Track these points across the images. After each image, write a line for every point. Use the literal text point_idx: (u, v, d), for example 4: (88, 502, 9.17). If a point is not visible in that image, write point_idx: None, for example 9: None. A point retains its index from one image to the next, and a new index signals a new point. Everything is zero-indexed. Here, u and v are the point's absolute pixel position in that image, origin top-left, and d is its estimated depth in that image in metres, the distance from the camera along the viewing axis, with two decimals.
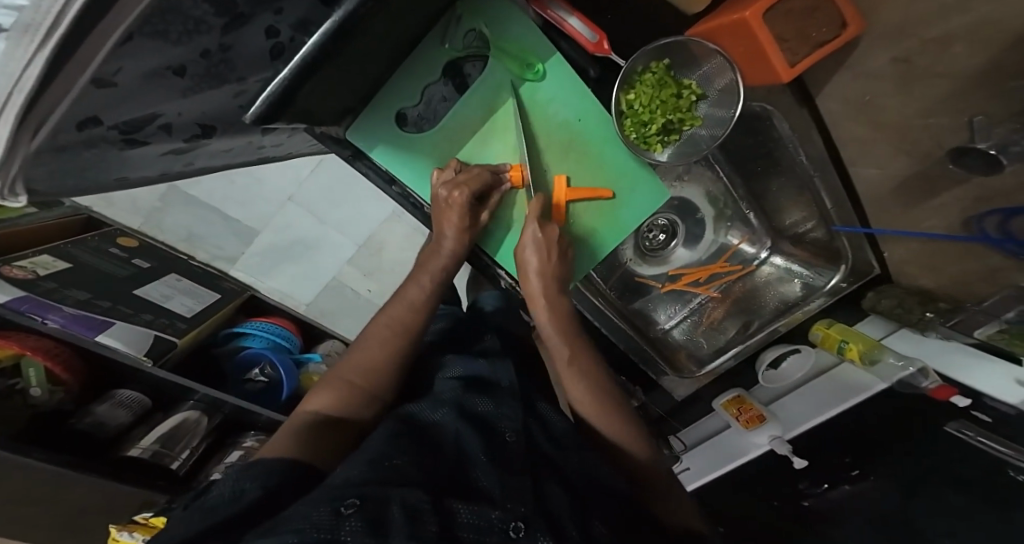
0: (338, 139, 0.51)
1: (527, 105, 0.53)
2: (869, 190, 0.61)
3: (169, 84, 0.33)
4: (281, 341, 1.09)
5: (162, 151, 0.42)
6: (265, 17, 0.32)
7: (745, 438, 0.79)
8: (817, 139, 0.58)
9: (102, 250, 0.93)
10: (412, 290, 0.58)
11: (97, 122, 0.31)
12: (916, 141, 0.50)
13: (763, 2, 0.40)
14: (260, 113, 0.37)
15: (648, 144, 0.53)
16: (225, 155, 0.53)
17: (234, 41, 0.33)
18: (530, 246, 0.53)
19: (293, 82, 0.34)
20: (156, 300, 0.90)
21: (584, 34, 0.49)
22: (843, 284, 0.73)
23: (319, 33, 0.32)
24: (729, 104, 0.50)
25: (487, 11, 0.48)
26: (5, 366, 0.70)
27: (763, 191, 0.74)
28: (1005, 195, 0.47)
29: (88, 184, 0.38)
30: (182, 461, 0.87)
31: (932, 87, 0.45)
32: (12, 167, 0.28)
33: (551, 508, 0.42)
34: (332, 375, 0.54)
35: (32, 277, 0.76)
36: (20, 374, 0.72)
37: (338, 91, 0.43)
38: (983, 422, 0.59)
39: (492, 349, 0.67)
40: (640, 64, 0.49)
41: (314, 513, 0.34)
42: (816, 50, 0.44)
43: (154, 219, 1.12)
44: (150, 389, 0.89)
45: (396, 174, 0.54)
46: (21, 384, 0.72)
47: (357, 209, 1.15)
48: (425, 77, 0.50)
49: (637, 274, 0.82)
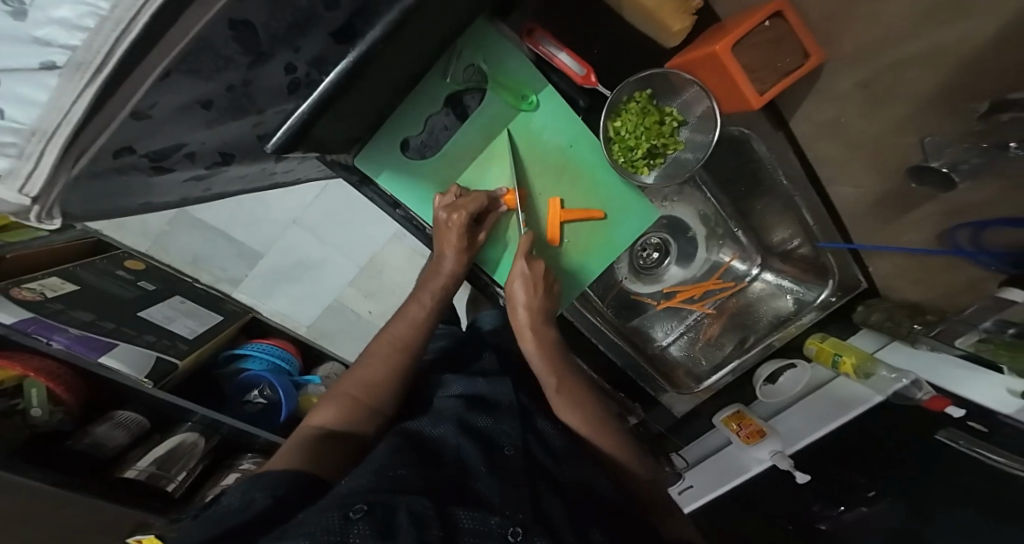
0: (348, 166, 0.54)
1: (522, 133, 0.57)
2: (847, 207, 0.64)
3: (197, 116, 0.36)
4: (281, 363, 1.10)
5: (184, 178, 0.45)
6: (285, 55, 0.36)
7: (748, 454, 0.81)
8: (794, 160, 0.62)
9: (109, 271, 0.95)
10: (413, 307, 0.60)
11: (132, 151, 0.34)
12: (884, 160, 0.53)
13: (731, 38, 0.44)
14: (280, 142, 0.44)
15: (636, 167, 0.57)
16: (241, 181, 0.56)
17: (256, 77, 0.37)
18: (518, 287, 0.57)
19: (313, 114, 0.42)
20: (158, 322, 0.92)
21: (573, 68, 0.54)
22: (834, 298, 0.75)
23: (336, 72, 0.40)
24: (708, 129, 0.54)
25: (486, 48, 0.52)
26: (7, 386, 0.70)
27: (749, 211, 0.77)
28: (973, 209, 0.49)
29: (116, 208, 0.41)
30: (179, 482, 0.90)
31: (894, 111, 0.48)
32: (54, 190, 0.31)
33: (547, 513, 0.45)
34: (336, 390, 0.56)
35: (40, 298, 0.77)
36: (21, 394, 0.72)
37: (347, 121, 0.47)
38: (981, 433, 0.57)
39: (490, 366, 0.69)
40: (626, 93, 0.53)
41: (323, 518, 0.37)
42: (783, 79, 0.47)
43: (161, 242, 1.16)
44: (150, 409, 0.90)
45: (400, 198, 0.58)
46: (21, 404, 0.72)
47: (359, 232, 1.18)
48: (428, 109, 0.53)
49: (632, 292, 0.84)
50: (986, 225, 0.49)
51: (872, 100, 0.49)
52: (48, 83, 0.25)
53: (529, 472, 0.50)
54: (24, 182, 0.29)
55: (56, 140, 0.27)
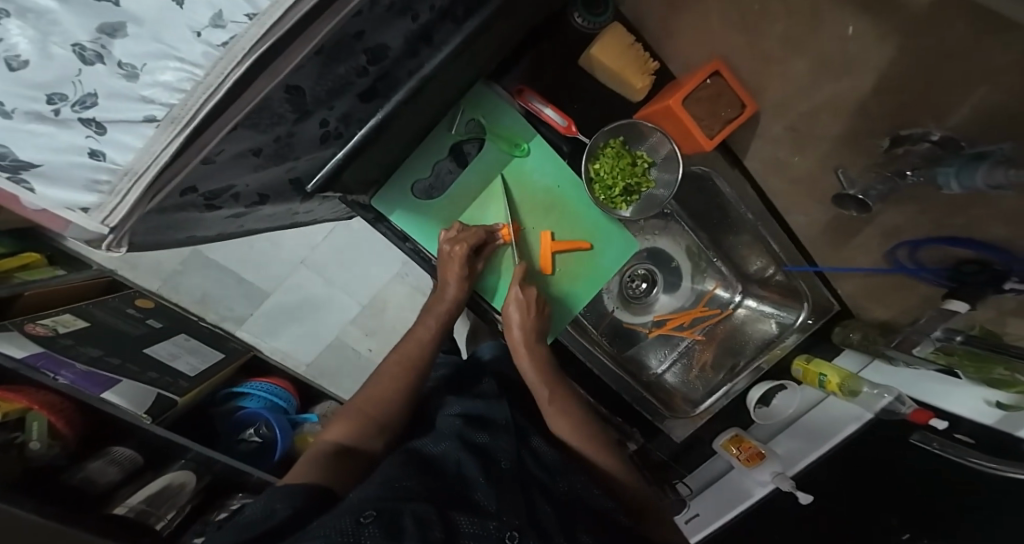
0: (365, 206, 0.62)
1: (516, 174, 0.65)
2: (805, 234, 0.72)
3: (248, 162, 0.45)
4: (278, 401, 1.13)
5: (226, 215, 0.54)
6: (322, 113, 0.46)
7: (751, 477, 0.88)
8: (752, 195, 0.71)
9: (121, 310, 1.00)
10: (421, 329, 0.67)
11: (194, 190, 0.43)
12: (823, 193, 0.62)
13: (678, 93, 0.54)
14: (318, 185, 0.52)
15: (614, 203, 0.65)
16: (267, 220, 0.65)
17: (299, 131, 0.46)
18: (513, 308, 0.64)
19: (345, 161, 0.50)
20: (163, 358, 0.95)
21: (556, 120, 0.63)
22: (811, 321, 0.81)
23: (368, 127, 0.48)
24: (673, 169, 0.63)
25: (485, 106, 0.62)
26: (11, 418, 0.71)
27: (727, 242, 0.85)
28: (903, 231, 0.56)
29: (166, 239, 0.50)
30: (167, 522, 0.85)
31: (820, 148, 0.57)
32: (127, 222, 0.37)
33: (545, 527, 0.47)
34: (348, 409, 0.61)
35: (52, 334, 0.80)
36: (22, 427, 0.72)
37: (369, 168, 0.56)
38: (967, 442, 0.62)
39: (489, 389, 0.72)
40: (601, 140, 0.62)
41: (338, 522, 0.39)
42: (727, 126, 0.57)
43: (173, 280, 1.21)
44: (146, 445, 0.91)
45: (409, 232, 0.65)
46: (21, 437, 0.72)
47: (364, 272, 1.25)
48: (435, 155, 0.63)
49: (625, 321, 0.89)
50: (919, 244, 0.56)
51: (802, 141, 0.58)
52: (146, 132, 0.32)
53: (523, 482, 0.53)
54: (108, 213, 0.36)
55: (143, 178, 0.34)
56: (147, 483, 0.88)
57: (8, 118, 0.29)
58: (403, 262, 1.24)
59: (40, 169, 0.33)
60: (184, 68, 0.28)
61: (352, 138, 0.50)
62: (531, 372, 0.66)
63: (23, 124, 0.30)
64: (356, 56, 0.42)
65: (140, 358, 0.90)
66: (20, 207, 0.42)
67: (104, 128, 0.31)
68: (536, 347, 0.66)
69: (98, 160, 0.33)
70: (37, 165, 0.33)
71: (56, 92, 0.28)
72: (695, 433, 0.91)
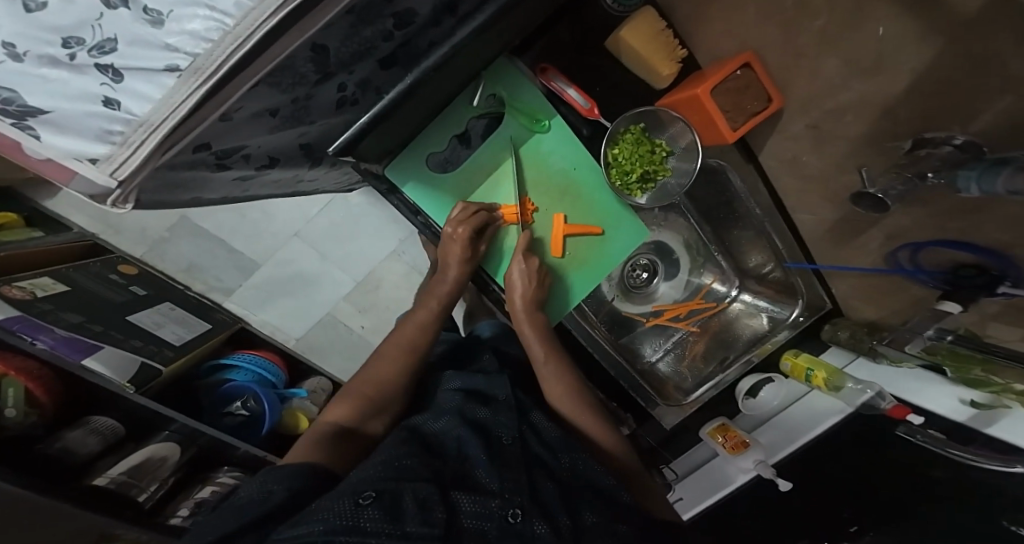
0: (378, 175, 0.61)
1: (533, 153, 0.64)
2: (808, 233, 0.74)
3: (264, 122, 0.44)
4: (267, 374, 1.10)
5: (235, 176, 0.54)
6: (341, 76, 0.45)
7: (734, 464, 0.90)
8: (763, 191, 0.72)
9: (103, 275, 0.95)
10: (418, 313, 0.66)
11: (207, 148, 0.42)
12: (835, 191, 0.63)
13: (709, 82, 0.54)
14: (339, 148, 0.50)
15: (630, 191, 0.65)
16: (272, 186, 0.66)
17: (315, 94, 0.45)
18: (516, 274, 0.64)
19: (369, 127, 0.48)
20: (147, 327, 0.92)
21: (578, 101, 0.62)
22: (802, 318, 0.84)
23: (394, 92, 0.46)
24: (692, 159, 0.64)
25: (506, 79, 0.60)
26: None
27: (728, 236, 0.86)
28: (909, 233, 0.58)
29: (173, 200, 0.49)
30: (150, 494, 0.85)
31: (840, 147, 0.57)
32: (140, 174, 0.35)
33: (545, 499, 0.48)
34: (347, 390, 0.61)
35: (29, 298, 0.76)
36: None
37: (387, 139, 0.55)
38: (939, 437, 0.66)
39: (490, 366, 0.73)
40: (622, 126, 0.62)
41: (337, 504, 0.39)
42: (752, 118, 0.57)
43: (158, 249, 1.17)
44: (127, 415, 0.88)
45: (421, 206, 0.63)
46: None
47: (359, 247, 1.22)
48: (452, 129, 0.61)
49: (623, 310, 0.90)
50: (921, 246, 0.57)
51: (819, 139, 0.59)
52: (167, 83, 0.29)
53: (526, 462, 0.53)
54: (118, 165, 0.33)
55: (159, 131, 0.32)
56: (129, 454, 0.86)
57: (20, 62, 0.28)
58: (401, 240, 1.22)
59: (50, 115, 0.32)
60: (213, 17, 0.25)
61: (376, 103, 0.47)
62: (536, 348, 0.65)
63: (33, 68, 0.29)
64: (383, 19, 0.40)
65: (124, 326, 0.87)
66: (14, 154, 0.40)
67: (121, 76, 0.29)
68: (536, 319, 0.65)
69: (113, 109, 0.31)
70: (45, 112, 0.31)
71: (72, 36, 0.27)
72: (683, 422, 0.94)
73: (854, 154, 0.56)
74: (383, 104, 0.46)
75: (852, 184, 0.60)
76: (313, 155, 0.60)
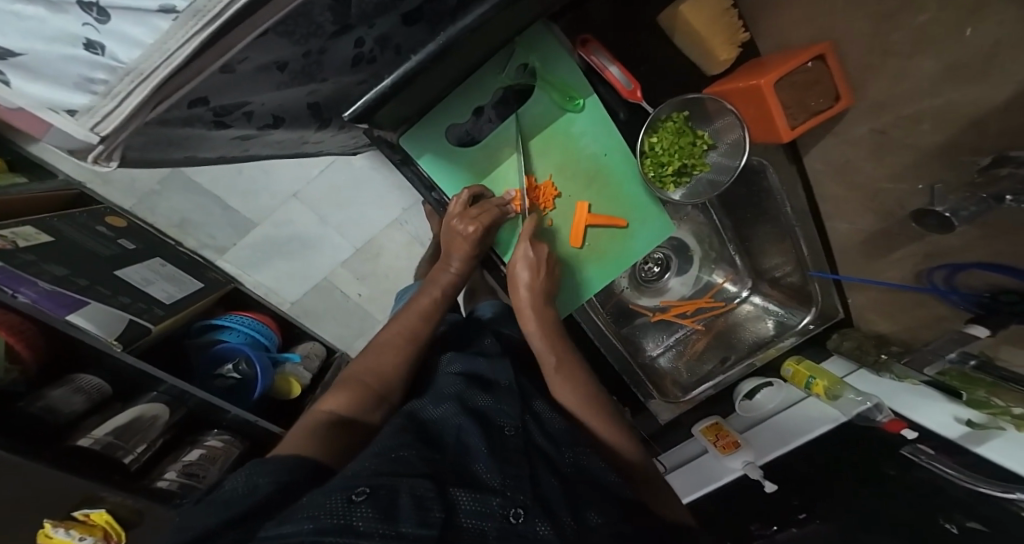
0: (392, 145, 0.56)
1: (564, 136, 0.60)
2: (839, 241, 0.72)
3: (270, 77, 0.40)
4: (260, 337, 1.08)
5: (235, 135, 0.50)
6: (361, 30, 0.40)
7: (722, 463, 0.87)
8: (800, 194, 0.70)
9: (89, 226, 0.88)
10: (423, 299, 0.65)
11: (204, 103, 0.38)
12: (883, 201, 0.59)
13: (773, 74, 0.51)
14: (356, 112, 0.44)
15: (663, 183, 0.61)
16: (275, 146, 0.61)
17: (331, 47, 0.40)
18: (524, 255, 0.59)
19: (393, 90, 0.42)
20: (136, 283, 0.87)
21: (621, 81, 0.57)
22: (812, 326, 0.83)
23: (421, 53, 0.40)
24: (736, 155, 0.60)
25: (542, 50, 0.54)
26: None
27: (749, 235, 0.83)
28: (951, 254, 0.55)
29: (166, 156, 0.47)
30: (135, 456, 0.81)
31: (901, 156, 0.54)
32: (122, 134, 0.30)
33: (543, 491, 0.46)
34: (347, 378, 0.60)
35: (10, 247, 0.69)
36: None
37: (410, 106, 0.50)
38: (926, 451, 0.64)
39: (491, 349, 0.71)
40: (664, 113, 0.58)
41: (326, 501, 0.35)
42: (812, 118, 0.55)
43: (149, 201, 1.08)
44: (115, 375, 0.85)
45: (437, 182, 0.60)
46: None
47: (362, 214, 1.16)
48: (480, 99, 0.56)
49: (633, 302, 0.88)
50: (959, 268, 0.55)
51: (879, 146, 0.56)
52: (159, 27, 0.23)
53: (530, 454, 0.51)
54: (100, 119, 0.28)
55: (150, 82, 0.25)
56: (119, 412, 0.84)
57: None
58: (405, 209, 1.17)
59: (24, 58, 0.27)
60: None
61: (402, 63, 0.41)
62: (539, 344, 0.62)
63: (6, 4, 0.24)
64: None
65: (114, 282, 0.82)
66: (7, 116, 0.39)
67: (107, 17, 0.23)
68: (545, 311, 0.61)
69: (94, 54, 0.25)
70: (16, 55, 0.27)
71: None
72: (677, 417, 0.95)
73: (917, 164, 0.52)
74: (418, 62, 0.40)
75: (900, 195, 0.56)
76: (319, 116, 0.56)
